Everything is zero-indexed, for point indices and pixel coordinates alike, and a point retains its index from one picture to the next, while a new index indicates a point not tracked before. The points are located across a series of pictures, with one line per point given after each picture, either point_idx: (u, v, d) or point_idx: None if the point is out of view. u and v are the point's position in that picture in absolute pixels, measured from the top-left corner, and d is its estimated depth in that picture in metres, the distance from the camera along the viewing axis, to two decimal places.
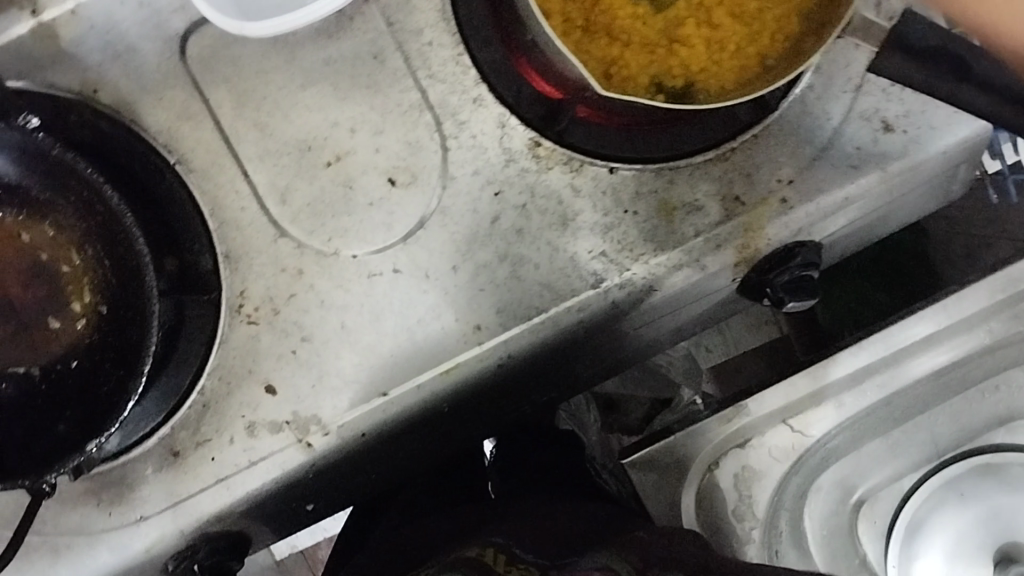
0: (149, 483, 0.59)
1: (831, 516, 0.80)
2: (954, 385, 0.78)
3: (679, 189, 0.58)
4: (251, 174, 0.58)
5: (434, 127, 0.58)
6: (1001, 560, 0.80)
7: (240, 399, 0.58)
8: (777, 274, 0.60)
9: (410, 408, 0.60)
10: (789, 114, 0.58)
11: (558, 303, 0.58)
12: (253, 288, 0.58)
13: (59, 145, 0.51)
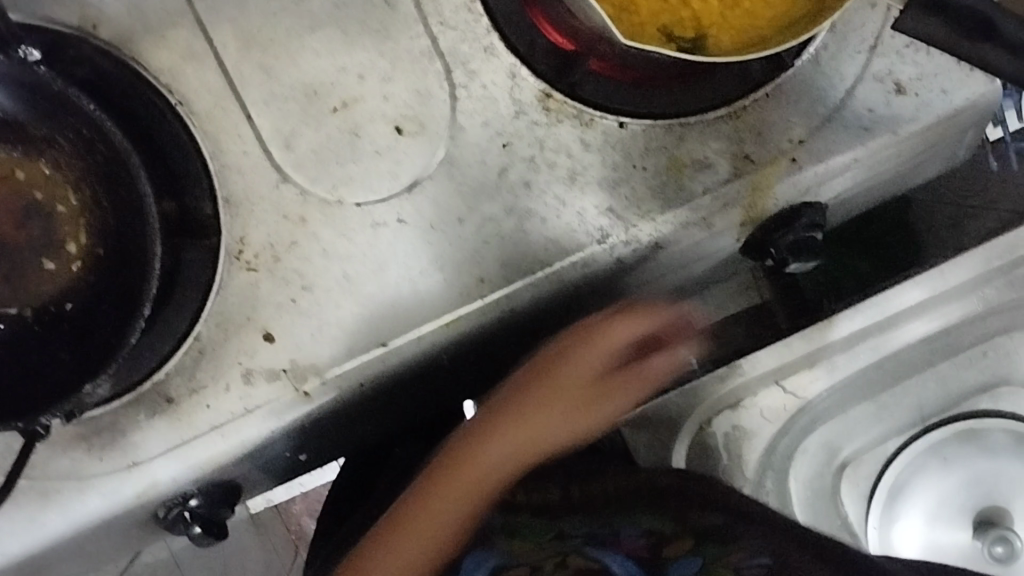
0: (142, 429, 0.58)
1: (815, 477, 0.82)
2: (943, 350, 0.81)
3: (689, 146, 0.58)
4: (254, 118, 0.56)
5: (444, 75, 0.57)
6: (981, 523, 0.82)
7: (238, 347, 0.57)
8: (782, 234, 0.60)
9: (410, 360, 0.59)
10: (803, 74, 0.58)
11: (564, 257, 0.58)
12: (253, 234, 0.57)
13: (61, 79, 0.49)
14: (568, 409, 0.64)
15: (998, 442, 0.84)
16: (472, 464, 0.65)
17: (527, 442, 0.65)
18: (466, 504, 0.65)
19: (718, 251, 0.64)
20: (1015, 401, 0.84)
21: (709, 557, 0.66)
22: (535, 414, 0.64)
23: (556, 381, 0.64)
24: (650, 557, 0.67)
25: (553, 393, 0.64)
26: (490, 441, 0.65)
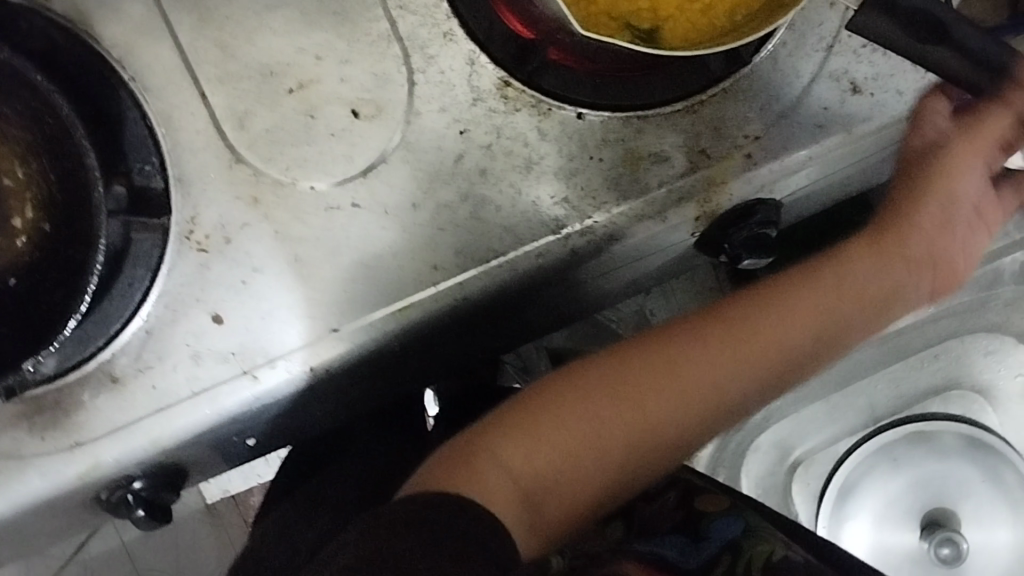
0: (86, 409, 0.57)
1: (767, 476, 0.85)
2: (898, 350, 0.84)
3: (646, 139, 0.58)
4: (208, 96, 0.56)
5: (402, 60, 0.57)
6: (929, 525, 0.82)
7: (185, 328, 0.56)
8: (737, 230, 0.60)
9: (362, 348, 0.59)
10: (761, 70, 0.58)
11: (518, 246, 0.57)
12: (204, 214, 0.56)
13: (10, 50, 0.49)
14: (746, 355, 0.59)
15: (948, 445, 0.84)
16: (582, 396, 0.57)
17: (601, 402, 0.57)
18: (583, 437, 0.57)
19: (673, 245, 0.64)
20: (964, 403, 0.86)
21: (752, 523, 0.60)
22: (691, 346, 0.59)
23: (776, 298, 0.60)
24: (689, 522, 0.61)
25: (738, 346, 0.59)
26: (604, 408, 0.57)
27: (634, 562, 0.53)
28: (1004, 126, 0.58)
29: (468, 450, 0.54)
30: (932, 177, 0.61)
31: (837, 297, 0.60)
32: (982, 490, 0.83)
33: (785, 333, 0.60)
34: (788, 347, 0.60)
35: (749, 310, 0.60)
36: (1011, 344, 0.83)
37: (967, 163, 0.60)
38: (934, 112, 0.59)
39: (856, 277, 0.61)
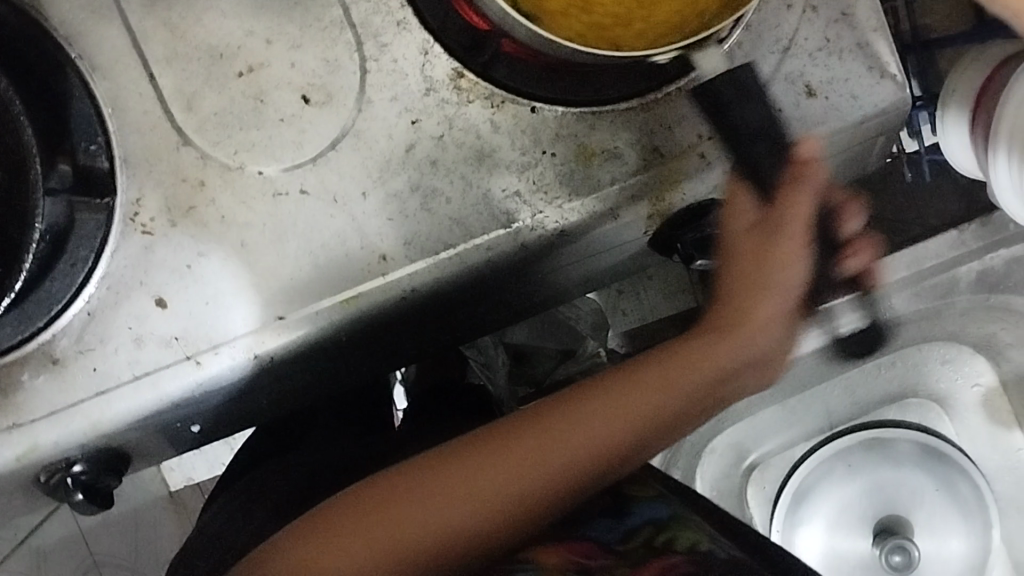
0: (25, 389, 0.56)
1: (721, 479, 0.85)
2: (853, 358, 0.82)
3: (600, 135, 0.58)
4: (156, 77, 0.55)
5: (355, 47, 0.56)
6: (881, 531, 0.82)
7: (127, 310, 0.56)
8: (689, 231, 0.61)
9: (308, 338, 0.58)
10: (715, 70, 0.58)
11: (467, 239, 0.57)
12: (150, 196, 0.56)
13: None
14: (594, 426, 0.59)
15: (903, 452, 0.85)
16: (434, 478, 0.56)
17: (455, 475, 0.56)
18: (447, 514, 0.55)
19: (628, 243, 0.64)
20: (921, 412, 0.87)
21: (678, 513, 0.59)
22: (538, 430, 0.58)
23: (637, 378, 0.61)
24: (615, 500, 0.61)
25: (586, 435, 0.58)
26: (484, 467, 0.56)
27: (559, 551, 0.54)
28: (806, 203, 0.59)
29: (315, 528, 0.53)
30: (750, 252, 0.61)
31: (681, 364, 0.63)
32: (935, 499, 0.84)
33: (636, 407, 0.60)
34: (649, 416, 0.60)
35: (602, 394, 0.60)
36: (968, 353, 0.84)
37: (797, 228, 0.61)
38: (739, 206, 0.60)
39: (707, 353, 0.63)
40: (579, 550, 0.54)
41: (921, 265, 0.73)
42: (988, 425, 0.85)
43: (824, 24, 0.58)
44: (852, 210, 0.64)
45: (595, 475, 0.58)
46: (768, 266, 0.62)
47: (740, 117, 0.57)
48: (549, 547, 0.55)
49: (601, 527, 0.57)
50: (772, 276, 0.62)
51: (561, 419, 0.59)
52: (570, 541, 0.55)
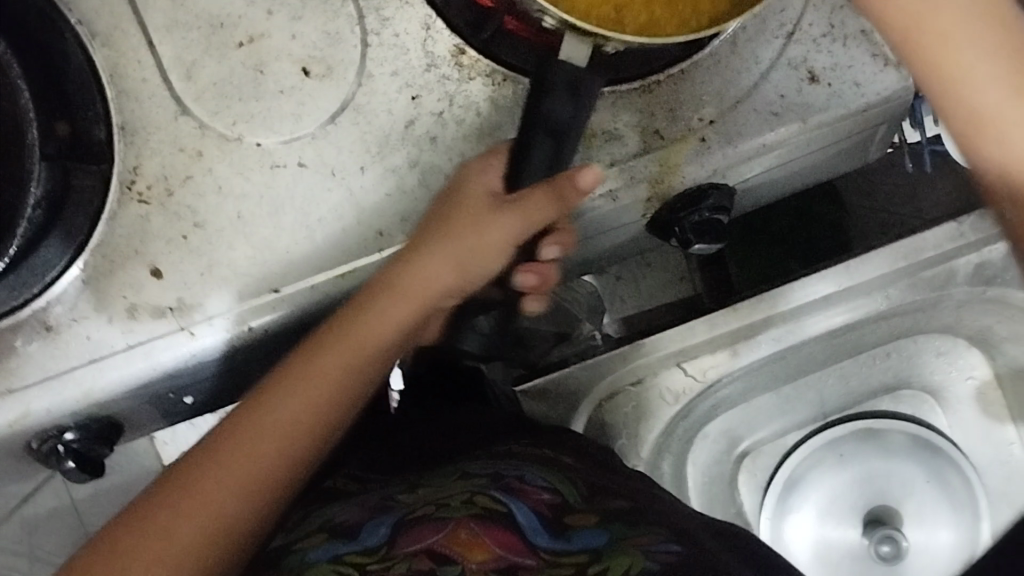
0: (18, 356, 0.56)
1: (713, 464, 0.84)
2: (848, 347, 0.82)
3: (600, 116, 0.57)
4: (156, 45, 0.55)
5: (356, 20, 0.56)
6: (870, 522, 0.84)
7: (122, 280, 0.56)
8: (687, 214, 0.60)
9: (302, 310, 0.58)
10: (718, 54, 0.58)
11: None
12: (147, 164, 0.55)
13: None
14: (358, 341, 0.55)
15: (894, 443, 0.85)
16: (229, 455, 0.52)
17: (240, 440, 0.52)
18: (246, 476, 0.52)
19: (627, 225, 0.64)
20: (915, 404, 0.86)
21: (616, 534, 0.52)
22: (303, 369, 0.54)
23: (364, 306, 0.56)
24: (551, 516, 0.53)
25: (343, 350, 0.55)
26: (264, 422, 0.53)
27: (471, 526, 0.49)
28: (547, 207, 0.53)
29: (151, 509, 0.51)
30: (454, 216, 0.55)
31: (438, 278, 0.57)
32: (925, 490, 0.84)
33: (381, 321, 0.56)
34: (379, 334, 0.56)
35: (347, 318, 0.55)
36: (963, 346, 0.83)
37: (481, 209, 0.55)
38: (479, 177, 0.54)
39: (436, 269, 0.56)
40: (497, 537, 0.49)
41: (920, 254, 0.72)
42: (981, 419, 0.84)
43: (829, 10, 0.58)
44: (563, 236, 0.58)
45: (365, 377, 0.56)
46: (465, 236, 0.56)
47: (551, 113, 0.51)
48: (466, 533, 0.48)
49: (522, 520, 0.51)
50: (463, 231, 0.55)
51: (290, 367, 0.55)
52: (490, 524, 0.50)
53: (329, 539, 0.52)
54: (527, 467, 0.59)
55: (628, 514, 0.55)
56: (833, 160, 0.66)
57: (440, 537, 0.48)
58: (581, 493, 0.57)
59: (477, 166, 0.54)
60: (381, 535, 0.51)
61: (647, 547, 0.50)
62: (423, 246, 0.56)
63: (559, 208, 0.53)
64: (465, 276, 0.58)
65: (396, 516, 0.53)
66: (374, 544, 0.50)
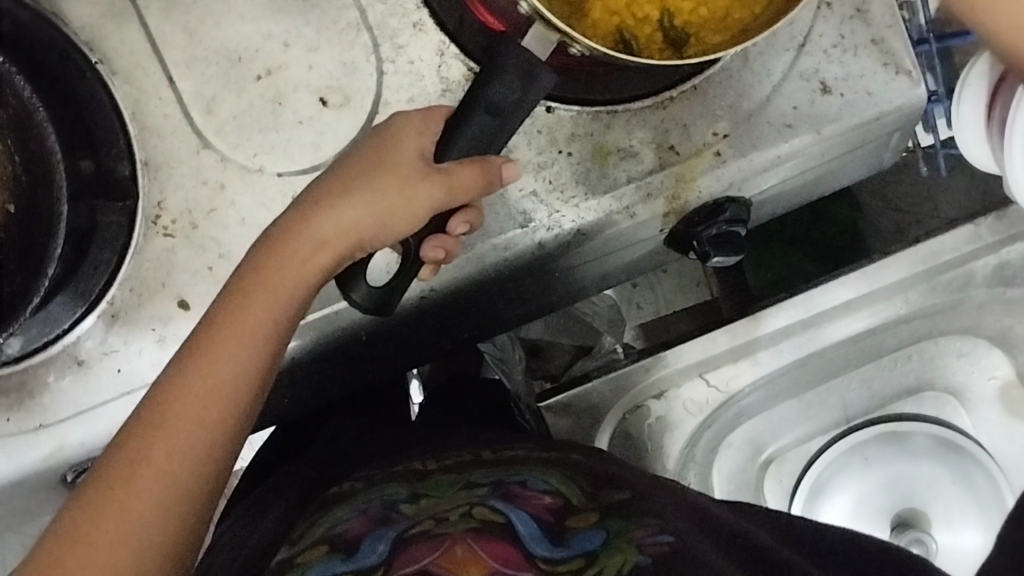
0: (51, 390, 0.57)
1: (738, 472, 0.85)
2: (870, 352, 0.82)
3: (615, 134, 0.58)
4: (176, 81, 0.56)
5: (371, 49, 0.56)
6: (898, 526, 0.82)
7: (150, 312, 0.57)
8: (704, 228, 0.60)
9: (328, 335, 0.59)
10: (730, 68, 0.58)
11: (485, 238, 0.57)
12: (171, 199, 0.56)
13: None
14: (260, 317, 0.47)
15: (919, 446, 0.85)
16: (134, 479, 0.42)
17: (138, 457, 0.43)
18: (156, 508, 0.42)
19: (644, 241, 0.64)
20: (938, 405, 0.86)
21: (613, 531, 0.53)
22: (205, 355, 0.45)
23: (262, 272, 0.47)
24: (552, 520, 0.54)
25: (245, 329, 0.46)
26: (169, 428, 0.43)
27: (467, 543, 0.49)
28: (475, 178, 0.49)
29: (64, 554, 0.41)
30: (376, 169, 0.50)
31: (348, 234, 0.49)
32: (953, 492, 0.83)
33: (291, 286, 0.48)
34: (289, 299, 0.47)
35: (246, 290, 0.47)
36: (985, 346, 0.83)
37: (411, 171, 0.49)
38: (413, 139, 0.50)
39: (351, 223, 0.49)
40: (492, 551, 0.49)
41: (937, 258, 0.72)
42: (1005, 419, 0.84)
43: (839, 21, 0.58)
44: (474, 211, 0.52)
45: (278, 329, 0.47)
46: (380, 194, 0.49)
47: (496, 97, 0.48)
48: (463, 552, 0.48)
49: (522, 528, 0.52)
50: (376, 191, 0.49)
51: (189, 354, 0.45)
52: (487, 537, 0.50)
53: (329, 553, 0.50)
54: (529, 471, 0.59)
55: (628, 509, 0.56)
56: (847, 169, 0.66)
57: (436, 558, 0.48)
58: (582, 492, 0.58)
59: (412, 124, 0.50)
60: (381, 555, 0.49)
61: (644, 539, 0.52)
62: (334, 199, 0.49)
63: (481, 190, 0.49)
64: (383, 239, 0.50)
65: (397, 531, 0.52)
66: (371, 565, 0.48)
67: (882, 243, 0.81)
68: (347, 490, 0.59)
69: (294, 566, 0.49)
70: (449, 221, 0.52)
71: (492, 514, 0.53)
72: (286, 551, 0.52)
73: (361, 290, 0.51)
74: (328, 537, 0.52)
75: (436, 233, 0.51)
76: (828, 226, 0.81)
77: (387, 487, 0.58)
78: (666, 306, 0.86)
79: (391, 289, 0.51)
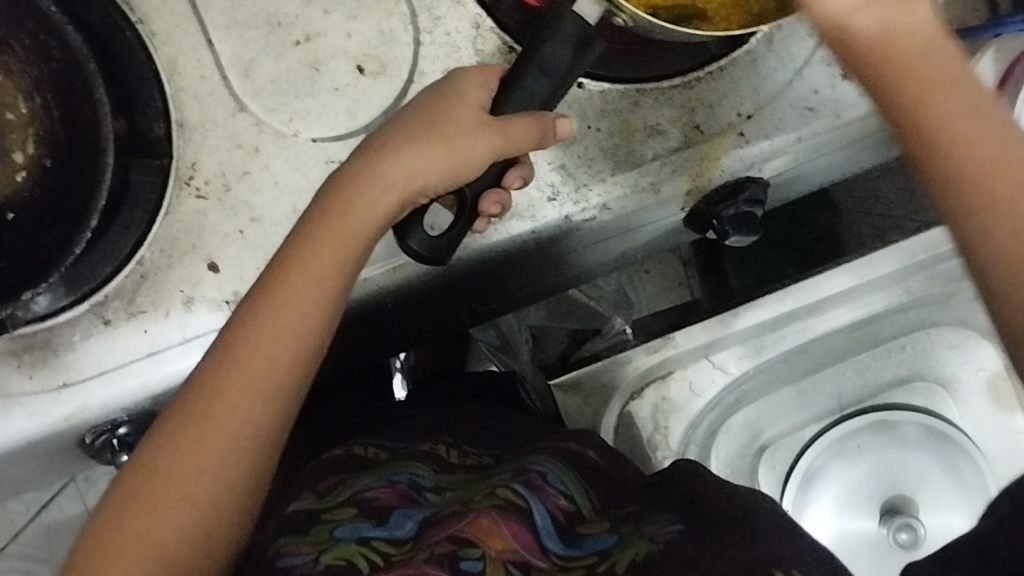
0: (75, 349, 0.57)
1: (735, 458, 0.86)
2: (866, 340, 0.86)
3: (643, 112, 0.59)
4: (215, 44, 0.56)
5: (409, 19, 0.57)
6: (887, 512, 0.84)
7: (179, 274, 0.57)
8: (724, 207, 0.62)
9: (356, 300, 0.61)
10: (755, 52, 0.60)
11: (514, 214, 0.59)
12: (205, 161, 0.57)
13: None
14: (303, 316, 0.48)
15: (909, 435, 0.86)
16: (206, 420, 0.47)
17: (173, 479, 0.46)
18: (195, 519, 0.46)
19: (662, 220, 0.66)
20: (927, 396, 0.88)
21: (623, 534, 0.53)
22: (268, 307, 0.48)
23: (327, 218, 0.49)
24: (564, 522, 0.54)
25: (313, 275, 0.48)
26: (208, 443, 0.47)
27: (493, 515, 0.50)
28: (531, 130, 0.51)
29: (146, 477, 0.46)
30: (438, 120, 0.51)
31: (402, 188, 0.51)
32: (940, 480, 0.85)
33: (328, 277, 0.49)
34: (354, 245, 0.49)
35: (311, 235, 0.49)
36: (974, 338, 0.86)
37: (471, 122, 0.51)
38: (474, 91, 0.52)
39: (416, 169, 0.51)
40: (515, 530, 0.50)
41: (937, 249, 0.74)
42: (992, 408, 0.86)
43: None
44: (526, 167, 0.55)
45: (344, 272, 0.49)
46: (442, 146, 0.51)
47: (550, 58, 0.50)
48: (488, 522, 0.50)
49: (538, 521, 0.52)
50: (441, 138, 0.51)
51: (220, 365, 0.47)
52: (511, 517, 0.51)
53: (359, 515, 0.52)
54: (548, 462, 0.59)
55: (638, 514, 0.56)
56: (858, 153, 0.68)
57: (465, 525, 0.50)
58: (594, 505, 0.57)
59: (475, 78, 0.52)
60: (410, 529, 0.51)
61: (656, 534, 0.53)
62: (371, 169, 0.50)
63: (536, 146, 0.51)
64: (446, 185, 0.52)
65: (426, 512, 0.53)
66: (403, 535, 0.50)
67: (859, 245, 0.85)
68: (372, 457, 0.61)
69: (319, 523, 0.52)
70: (506, 175, 0.54)
71: (513, 495, 0.53)
72: (312, 503, 0.55)
73: (417, 235, 0.53)
74: (357, 500, 0.54)
75: (494, 187, 0.54)
76: (810, 230, 0.87)
77: (411, 464, 0.59)
78: (645, 306, 0.89)
79: (447, 240, 0.53)
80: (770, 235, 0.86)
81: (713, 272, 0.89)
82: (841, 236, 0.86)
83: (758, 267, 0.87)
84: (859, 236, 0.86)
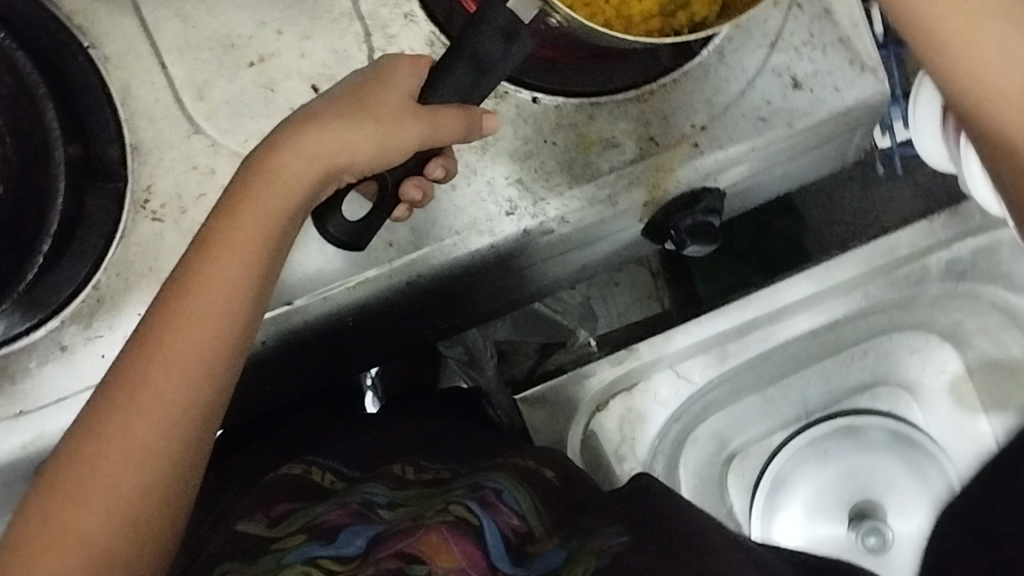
0: (33, 377, 0.56)
1: (704, 466, 0.86)
2: (831, 347, 0.86)
3: (598, 125, 0.60)
4: (168, 66, 0.56)
5: (363, 38, 0.57)
6: (855, 517, 0.85)
7: (137, 297, 0.56)
8: (681, 217, 0.63)
9: (315, 319, 0.60)
10: (707, 64, 0.60)
11: (474, 229, 0.59)
12: (160, 183, 0.56)
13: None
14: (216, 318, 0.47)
15: (873, 440, 0.88)
16: (135, 399, 0.46)
17: (98, 473, 0.45)
18: (128, 503, 0.45)
19: (623, 231, 0.66)
20: (891, 401, 0.89)
21: (572, 550, 0.52)
22: (194, 282, 0.47)
23: (250, 192, 0.49)
24: (515, 542, 0.53)
25: (238, 248, 0.48)
26: (129, 433, 0.46)
27: (442, 532, 0.49)
28: (458, 124, 0.51)
29: (73, 464, 0.45)
30: (364, 100, 0.51)
31: (323, 165, 0.50)
32: (906, 484, 0.87)
33: (254, 251, 0.48)
34: (278, 216, 0.49)
35: (234, 208, 0.48)
36: (936, 342, 0.87)
37: (399, 104, 0.51)
38: (404, 79, 0.52)
39: (344, 146, 0.50)
40: (463, 548, 0.49)
41: (894, 254, 0.75)
42: (955, 411, 0.87)
43: (808, 20, 0.61)
44: (449, 158, 0.55)
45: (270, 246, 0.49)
46: (369, 122, 0.50)
47: (481, 51, 0.49)
48: (437, 539, 0.49)
49: (489, 538, 0.51)
50: (368, 112, 0.51)
51: (132, 366, 0.46)
52: (462, 535, 0.50)
53: (309, 539, 0.52)
54: (504, 482, 0.58)
55: (589, 526, 0.55)
56: (813, 161, 0.69)
57: (412, 542, 0.48)
58: (546, 525, 0.56)
59: (407, 66, 0.53)
60: (359, 546, 0.51)
61: (602, 549, 0.51)
62: (293, 142, 0.49)
63: (462, 135, 0.52)
64: (369, 166, 0.51)
65: (377, 529, 0.52)
66: (350, 555, 0.50)
67: (822, 248, 0.88)
68: (328, 485, 0.60)
69: (268, 553, 0.51)
70: (427, 165, 0.54)
71: (462, 514, 0.52)
72: (262, 529, 0.54)
73: (336, 220, 0.54)
74: (309, 526, 0.53)
75: (415, 175, 0.54)
76: (773, 240, 0.88)
77: (369, 485, 0.59)
78: (618, 320, 0.90)
79: (366, 224, 0.53)
80: (734, 246, 0.87)
81: (679, 284, 0.89)
82: (803, 241, 0.88)
83: (724, 273, 0.87)
84: (823, 238, 0.88)
